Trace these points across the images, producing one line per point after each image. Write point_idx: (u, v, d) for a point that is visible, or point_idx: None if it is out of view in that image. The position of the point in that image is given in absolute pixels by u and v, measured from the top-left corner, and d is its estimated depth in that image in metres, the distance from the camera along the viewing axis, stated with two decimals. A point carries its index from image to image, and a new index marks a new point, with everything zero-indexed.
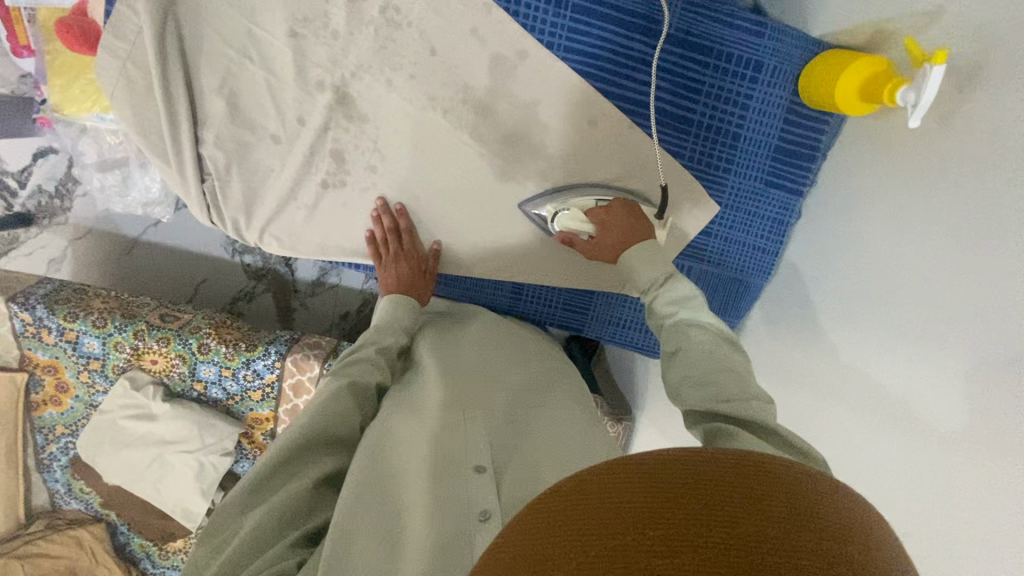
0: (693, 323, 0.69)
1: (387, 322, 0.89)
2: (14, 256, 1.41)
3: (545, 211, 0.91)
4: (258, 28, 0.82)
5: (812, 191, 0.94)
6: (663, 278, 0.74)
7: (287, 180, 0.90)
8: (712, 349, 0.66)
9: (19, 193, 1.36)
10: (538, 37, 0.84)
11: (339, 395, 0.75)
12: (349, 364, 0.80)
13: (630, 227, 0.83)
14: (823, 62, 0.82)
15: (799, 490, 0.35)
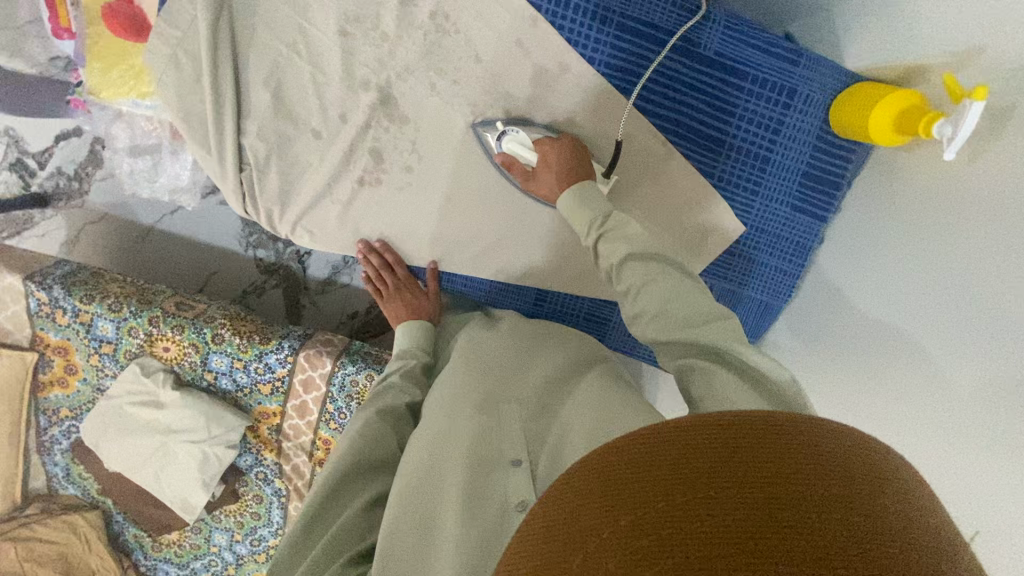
0: (632, 258, 0.72)
1: (408, 349, 0.95)
2: (27, 236, 1.43)
3: (494, 132, 0.88)
4: (310, 26, 0.84)
5: (836, 216, 0.97)
6: (603, 218, 0.77)
7: (324, 175, 0.92)
8: (655, 282, 0.70)
9: (38, 173, 1.37)
10: (580, 51, 0.87)
11: (368, 425, 0.80)
12: (374, 397, 0.85)
13: (576, 170, 0.84)
14: (855, 92, 0.86)
15: (858, 462, 0.37)
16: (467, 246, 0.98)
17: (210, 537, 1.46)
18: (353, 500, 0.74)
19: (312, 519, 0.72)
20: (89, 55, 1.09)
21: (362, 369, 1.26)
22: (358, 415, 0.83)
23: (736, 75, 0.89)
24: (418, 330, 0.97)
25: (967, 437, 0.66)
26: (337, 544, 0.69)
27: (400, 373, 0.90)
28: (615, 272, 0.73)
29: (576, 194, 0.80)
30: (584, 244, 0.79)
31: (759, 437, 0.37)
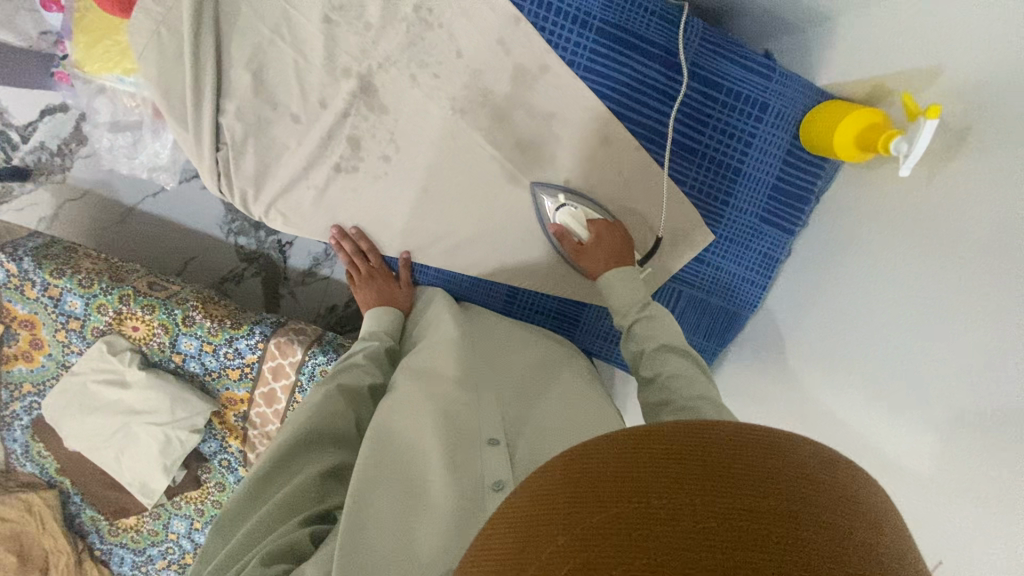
0: (670, 348, 0.75)
1: (377, 330, 0.95)
2: (4, 209, 1.41)
3: (554, 200, 0.92)
4: (294, 11, 0.85)
5: (802, 231, 0.99)
6: (642, 306, 0.82)
7: (301, 160, 0.92)
8: (688, 375, 0.72)
9: (20, 146, 1.35)
10: (560, 53, 0.88)
11: (330, 393, 0.80)
12: (337, 370, 0.85)
13: (623, 256, 0.90)
14: (823, 109, 0.88)
15: (812, 459, 0.39)
16: (441, 240, 0.99)
17: (169, 523, 1.43)
18: (311, 464, 0.74)
19: (269, 475, 0.72)
20: (76, 28, 1.09)
21: (332, 360, 1.26)
22: (321, 383, 0.82)
23: (711, 86, 0.92)
24: (389, 312, 0.97)
25: (920, 449, 0.68)
26: (291, 502, 0.69)
27: (367, 350, 0.90)
28: (646, 357, 0.76)
29: (623, 275, 0.85)
30: (619, 326, 0.83)
31: (743, 445, 0.39)
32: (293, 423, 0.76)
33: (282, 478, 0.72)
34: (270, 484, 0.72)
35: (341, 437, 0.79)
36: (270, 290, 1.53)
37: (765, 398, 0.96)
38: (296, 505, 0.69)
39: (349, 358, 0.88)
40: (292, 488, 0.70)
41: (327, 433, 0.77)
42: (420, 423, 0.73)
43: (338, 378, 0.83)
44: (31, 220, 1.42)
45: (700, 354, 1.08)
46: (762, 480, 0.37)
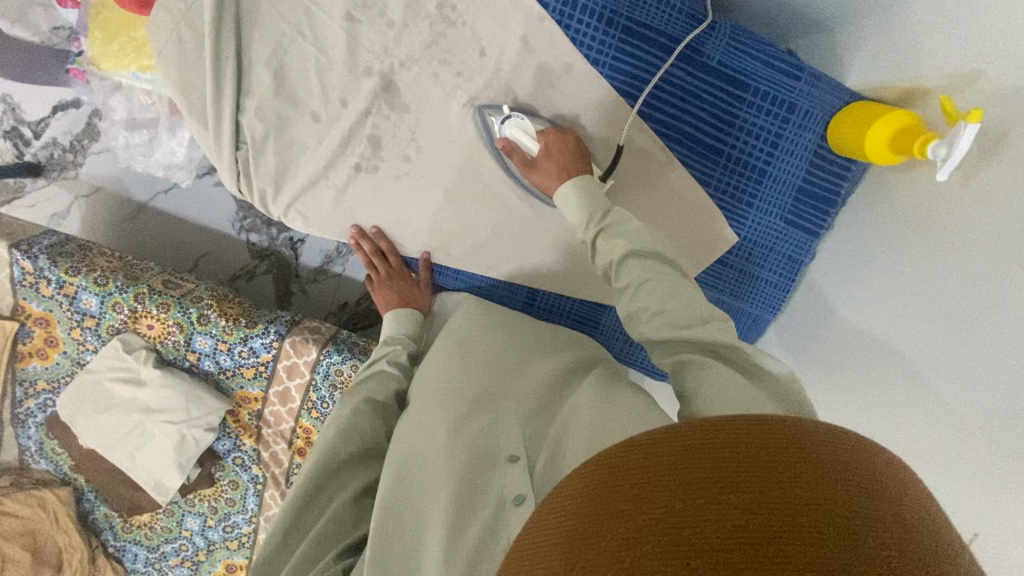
0: (632, 255, 0.70)
1: (393, 338, 0.94)
2: (17, 206, 1.41)
3: (497, 117, 0.87)
4: (316, 8, 0.84)
5: (827, 233, 0.97)
6: (602, 214, 0.76)
7: (321, 159, 0.91)
8: (659, 277, 0.68)
9: (33, 143, 1.35)
10: (585, 52, 0.87)
11: (351, 414, 0.79)
12: (357, 388, 0.85)
13: (577, 164, 0.83)
14: (855, 109, 0.86)
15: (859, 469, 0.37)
16: (461, 241, 0.98)
17: (182, 520, 1.43)
18: (340, 490, 0.74)
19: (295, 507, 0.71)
20: (93, 24, 1.09)
21: (347, 360, 1.25)
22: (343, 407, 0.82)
23: (739, 86, 0.90)
24: (404, 317, 0.96)
25: (954, 457, 0.67)
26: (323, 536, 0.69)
27: (387, 360, 0.89)
28: (614, 268, 0.71)
29: (573, 187, 0.79)
30: (582, 238, 0.77)
31: (787, 455, 0.36)
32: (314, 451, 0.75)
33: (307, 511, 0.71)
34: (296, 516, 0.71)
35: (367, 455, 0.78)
36: (282, 287, 1.52)
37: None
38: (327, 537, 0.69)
39: (366, 372, 0.87)
40: (321, 526, 0.69)
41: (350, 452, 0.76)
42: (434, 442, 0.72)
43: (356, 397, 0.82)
44: (45, 217, 1.42)
45: None
46: (810, 497, 0.34)
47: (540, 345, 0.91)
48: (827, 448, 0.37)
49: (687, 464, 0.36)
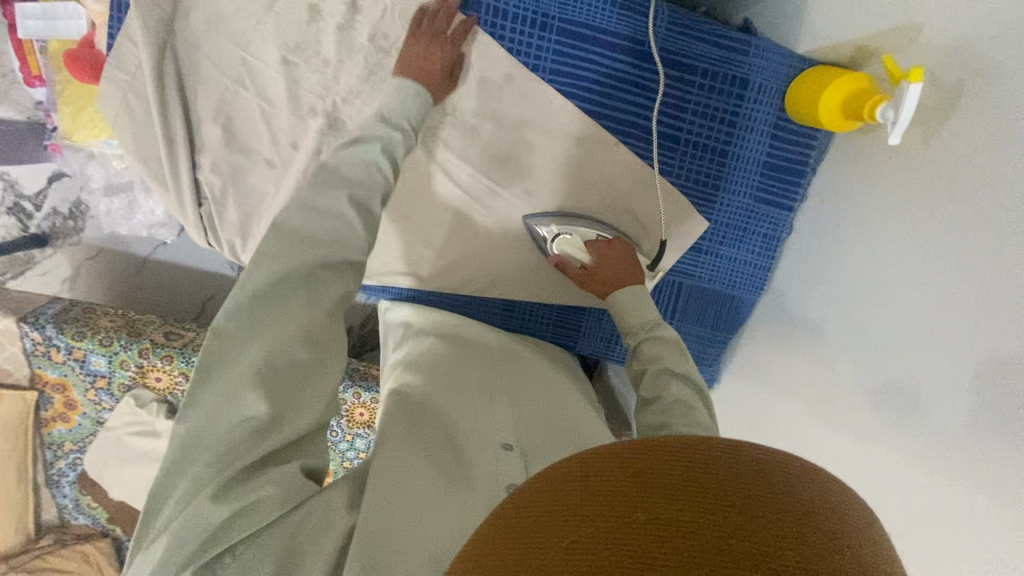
0: (675, 374, 0.72)
1: (392, 121, 0.76)
2: (29, 275, 1.45)
3: (547, 228, 0.91)
4: (252, 57, 0.85)
5: (801, 206, 0.94)
6: (651, 325, 0.78)
7: (281, 203, 0.92)
8: (690, 403, 0.68)
9: (35, 215, 1.40)
10: (522, 60, 0.86)
11: (340, 231, 0.66)
12: (345, 162, 0.71)
13: (626, 273, 0.85)
14: (808, 76, 0.83)
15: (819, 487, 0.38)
16: (429, 263, 0.98)
17: None
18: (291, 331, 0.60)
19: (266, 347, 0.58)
20: (60, 100, 1.13)
21: (348, 388, 1.28)
22: (326, 181, 0.69)
23: (685, 69, 0.87)
24: (412, 104, 0.77)
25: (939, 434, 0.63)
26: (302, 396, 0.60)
27: (384, 160, 0.73)
28: (648, 377, 0.72)
29: (622, 295, 0.81)
30: (624, 340, 0.79)
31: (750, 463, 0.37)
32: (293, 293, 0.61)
33: (285, 363, 0.59)
34: (265, 361, 0.58)
35: (329, 298, 0.64)
36: None
37: (776, 384, 0.92)
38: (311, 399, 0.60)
39: (359, 163, 0.71)
40: (264, 378, 0.57)
41: (312, 297, 0.62)
42: (435, 434, 0.73)
43: (342, 199, 0.68)
44: (54, 286, 1.46)
45: (709, 344, 1.04)
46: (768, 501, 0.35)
47: (519, 353, 0.93)
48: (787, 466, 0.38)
49: (621, 455, 0.38)
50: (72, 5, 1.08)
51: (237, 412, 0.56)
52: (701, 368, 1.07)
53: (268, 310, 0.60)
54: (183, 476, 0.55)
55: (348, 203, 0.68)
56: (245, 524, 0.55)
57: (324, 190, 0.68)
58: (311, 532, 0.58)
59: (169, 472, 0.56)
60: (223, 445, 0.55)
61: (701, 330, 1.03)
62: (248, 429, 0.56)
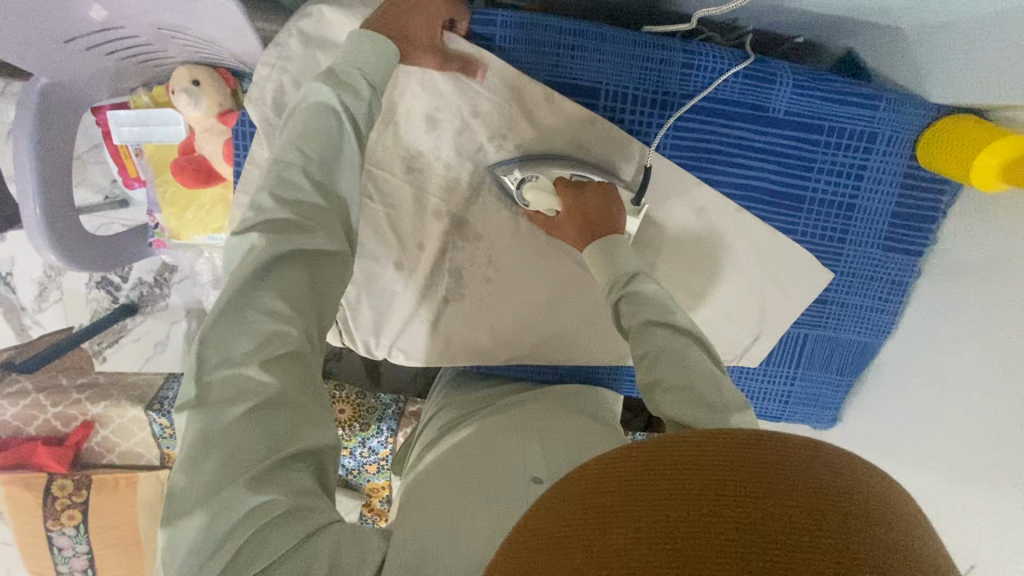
0: (664, 324, 0.67)
1: (348, 81, 0.68)
2: (124, 343, 1.48)
3: (514, 177, 0.84)
4: (376, 167, 0.87)
5: (929, 250, 0.93)
6: (627, 278, 0.72)
7: (412, 299, 0.93)
8: (680, 350, 0.65)
9: (123, 286, 1.50)
10: (643, 138, 0.86)
11: (316, 215, 0.62)
12: (305, 137, 0.63)
13: (602, 220, 0.78)
14: (948, 127, 0.81)
15: (810, 464, 0.38)
16: (555, 339, 0.98)
17: None
18: (255, 328, 0.55)
19: (268, 344, 0.55)
20: (163, 202, 1.16)
21: None
22: (286, 167, 0.62)
23: (811, 129, 0.86)
24: (380, 61, 0.69)
25: None
26: (314, 397, 0.57)
27: (348, 133, 0.66)
28: (635, 336, 0.67)
29: (598, 248, 0.75)
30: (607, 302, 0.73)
31: (727, 460, 0.38)
32: (289, 290, 0.58)
33: (290, 364, 0.56)
34: (272, 364, 0.55)
35: (291, 290, 0.58)
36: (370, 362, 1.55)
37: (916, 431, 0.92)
38: (320, 401, 0.58)
39: (330, 151, 0.64)
40: (248, 384, 0.54)
41: (275, 287, 0.57)
42: (454, 459, 0.73)
43: (300, 174, 0.62)
44: (149, 350, 1.48)
45: (833, 389, 1.05)
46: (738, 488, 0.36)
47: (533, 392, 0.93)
48: (772, 449, 0.39)
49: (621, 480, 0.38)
50: (167, 111, 1.10)
51: (249, 411, 0.53)
52: (825, 408, 1.07)
53: (263, 308, 0.56)
54: (188, 485, 0.50)
55: (312, 184, 0.62)
56: (274, 531, 0.50)
57: (286, 167, 0.62)
58: (349, 556, 0.54)
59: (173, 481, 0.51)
60: (236, 446, 0.51)
61: (825, 375, 1.04)
62: (259, 428, 0.53)
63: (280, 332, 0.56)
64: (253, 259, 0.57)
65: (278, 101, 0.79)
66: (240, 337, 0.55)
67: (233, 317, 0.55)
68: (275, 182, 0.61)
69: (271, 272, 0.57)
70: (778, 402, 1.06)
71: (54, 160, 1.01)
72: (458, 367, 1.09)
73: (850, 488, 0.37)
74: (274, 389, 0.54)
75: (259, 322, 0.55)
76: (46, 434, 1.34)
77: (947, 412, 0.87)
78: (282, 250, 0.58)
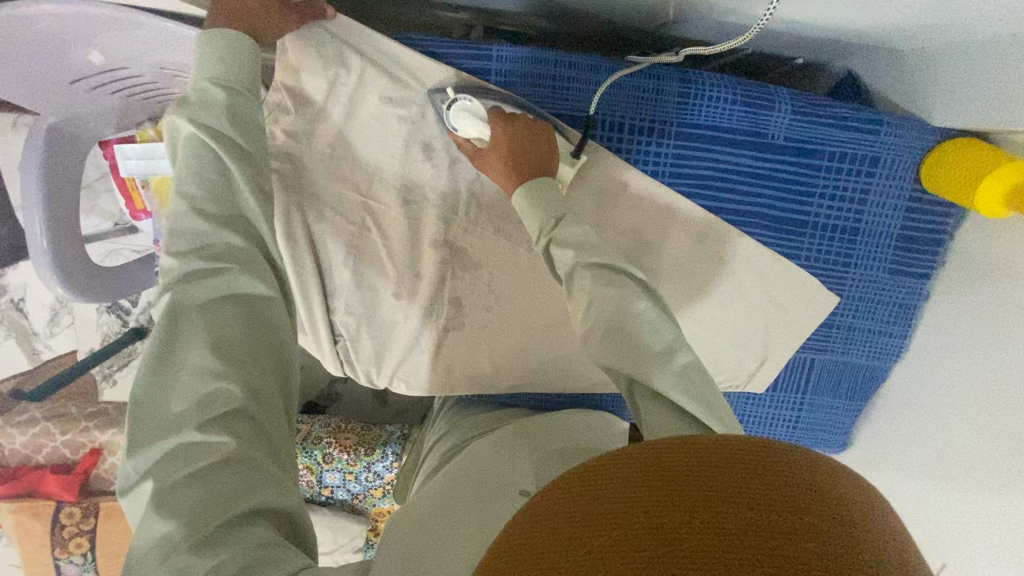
0: (594, 269, 0.65)
1: (212, 101, 0.67)
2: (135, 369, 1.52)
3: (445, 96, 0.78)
4: (373, 200, 0.87)
5: (938, 272, 0.92)
6: (555, 222, 0.69)
7: (411, 329, 0.93)
8: (622, 299, 0.63)
9: (133, 311, 1.51)
10: (641, 167, 0.85)
11: (230, 252, 0.62)
12: (189, 179, 0.63)
13: (533, 164, 0.74)
14: (948, 152, 0.81)
15: (769, 479, 0.37)
16: (556, 367, 0.97)
17: None
18: (195, 384, 0.56)
19: (210, 396, 0.56)
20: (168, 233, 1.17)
21: None
22: (179, 217, 0.62)
23: (806, 154, 0.85)
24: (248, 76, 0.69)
25: None
26: (263, 441, 0.57)
27: (230, 163, 0.65)
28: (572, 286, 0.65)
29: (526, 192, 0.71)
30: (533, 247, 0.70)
31: (681, 487, 0.36)
32: (221, 343, 0.59)
33: (233, 419, 0.56)
34: (212, 423, 0.55)
35: (221, 340, 0.59)
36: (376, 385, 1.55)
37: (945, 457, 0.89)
38: (271, 445, 0.58)
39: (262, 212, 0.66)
40: (194, 439, 0.54)
41: (207, 341, 0.58)
42: (445, 486, 0.72)
43: (195, 217, 0.62)
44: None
45: (843, 414, 1.03)
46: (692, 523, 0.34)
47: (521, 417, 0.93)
48: (729, 467, 0.38)
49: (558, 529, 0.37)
50: None
51: (194, 470, 0.53)
52: (836, 433, 1.05)
53: (198, 362, 0.57)
54: (151, 553, 0.50)
55: (208, 220, 0.63)
56: None
57: (180, 216, 0.62)
58: None
59: (140, 550, 0.51)
60: (195, 504, 0.52)
61: (835, 400, 1.02)
62: (216, 482, 0.53)
63: (219, 379, 0.57)
64: (181, 317, 0.59)
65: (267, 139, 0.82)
66: (176, 400, 0.56)
67: (171, 379, 0.56)
68: (173, 238, 0.62)
69: (202, 330, 0.58)
70: (787, 428, 1.04)
71: (58, 194, 1.04)
72: (459, 397, 1.08)
73: (814, 497, 0.37)
74: (226, 439, 0.55)
75: (194, 384, 0.56)
76: (55, 461, 1.35)
77: (973, 440, 0.85)
78: (209, 305, 0.60)
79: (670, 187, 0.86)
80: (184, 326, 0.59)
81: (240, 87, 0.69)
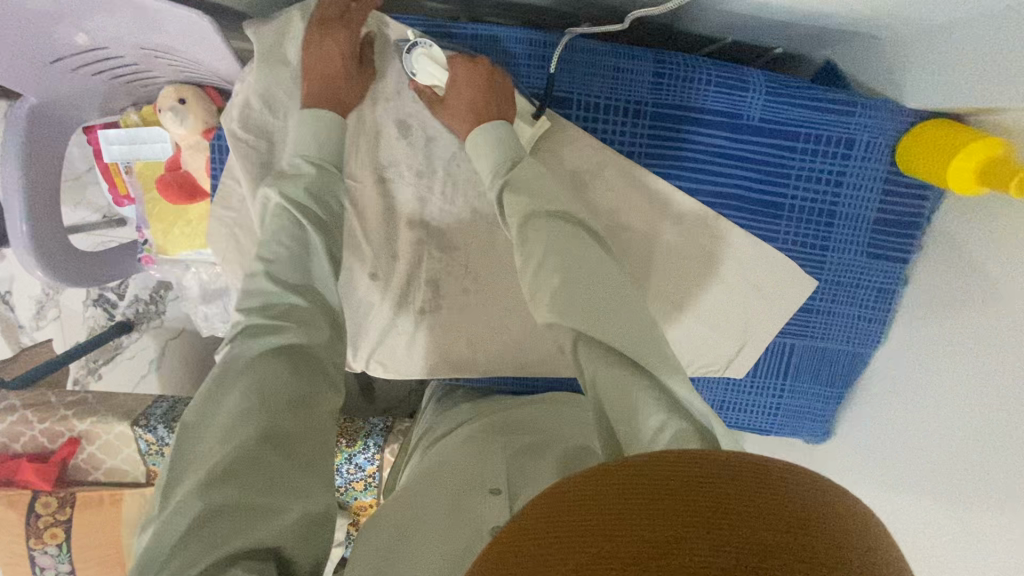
0: (546, 214, 0.67)
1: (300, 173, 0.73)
2: (120, 361, 1.55)
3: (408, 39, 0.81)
4: (350, 179, 0.87)
5: (916, 255, 0.91)
6: (507, 166, 0.73)
7: (387, 310, 0.92)
8: (565, 239, 0.65)
9: (119, 304, 1.55)
10: (617, 148, 0.86)
11: (299, 313, 0.65)
12: (271, 241, 0.68)
13: (490, 110, 0.77)
14: (930, 132, 0.80)
15: (798, 522, 0.34)
16: (535, 350, 0.96)
17: None
18: (229, 427, 0.55)
19: (238, 437, 0.55)
20: (151, 219, 1.17)
21: None
22: (255, 277, 0.67)
23: (783, 138, 0.85)
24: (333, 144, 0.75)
25: None
26: (280, 487, 0.54)
27: (312, 233, 0.69)
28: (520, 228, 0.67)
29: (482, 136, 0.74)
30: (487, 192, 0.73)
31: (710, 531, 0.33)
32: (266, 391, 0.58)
33: (259, 466, 0.54)
34: (234, 463, 0.53)
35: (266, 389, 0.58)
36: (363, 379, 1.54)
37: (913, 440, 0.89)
38: (292, 492, 0.55)
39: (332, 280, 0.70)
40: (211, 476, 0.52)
41: (254, 389, 0.58)
42: (428, 484, 0.71)
43: (274, 279, 0.66)
44: (144, 367, 1.56)
45: (825, 401, 1.02)
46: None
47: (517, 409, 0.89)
48: (759, 505, 0.35)
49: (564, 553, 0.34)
50: (155, 129, 1.12)
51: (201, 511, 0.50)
52: (817, 421, 1.04)
53: (237, 404, 0.57)
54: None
55: (280, 283, 0.66)
56: None
57: (257, 276, 0.67)
58: None
59: None
60: (199, 545, 0.49)
61: (815, 387, 1.01)
62: (227, 526, 0.50)
63: (252, 423, 0.56)
64: (235, 365, 0.60)
65: (244, 115, 0.83)
66: (209, 440, 0.55)
67: (210, 418, 0.57)
68: (246, 293, 0.66)
69: (248, 378, 0.58)
70: (768, 416, 1.04)
71: (41, 176, 1.03)
72: (448, 382, 1.08)
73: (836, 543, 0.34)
74: (245, 479, 0.52)
75: (227, 423, 0.56)
76: (32, 450, 1.33)
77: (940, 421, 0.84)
78: (262, 354, 0.60)
79: (645, 167, 0.86)
80: (235, 373, 0.59)
81: (328, 165, 0.75)
